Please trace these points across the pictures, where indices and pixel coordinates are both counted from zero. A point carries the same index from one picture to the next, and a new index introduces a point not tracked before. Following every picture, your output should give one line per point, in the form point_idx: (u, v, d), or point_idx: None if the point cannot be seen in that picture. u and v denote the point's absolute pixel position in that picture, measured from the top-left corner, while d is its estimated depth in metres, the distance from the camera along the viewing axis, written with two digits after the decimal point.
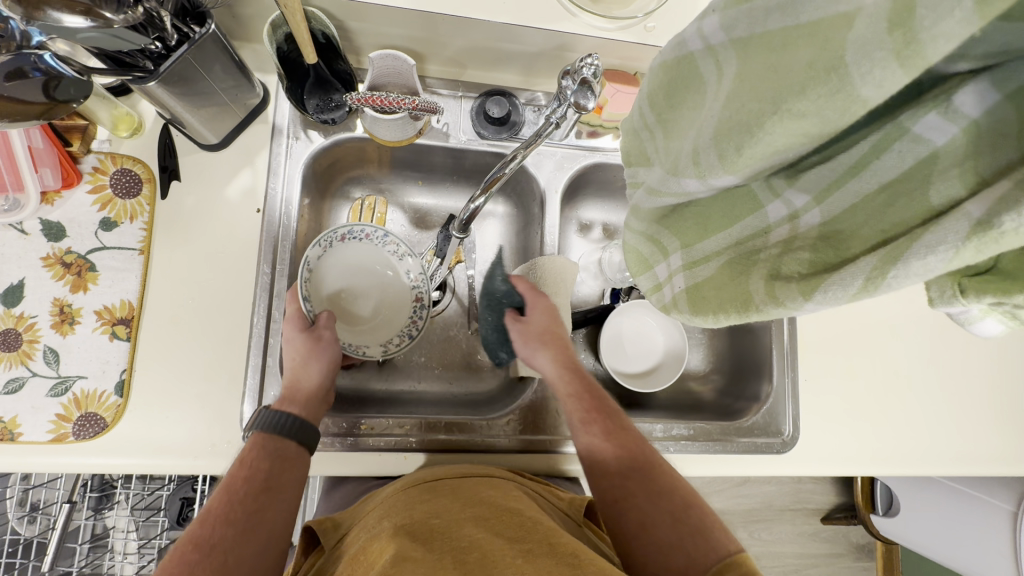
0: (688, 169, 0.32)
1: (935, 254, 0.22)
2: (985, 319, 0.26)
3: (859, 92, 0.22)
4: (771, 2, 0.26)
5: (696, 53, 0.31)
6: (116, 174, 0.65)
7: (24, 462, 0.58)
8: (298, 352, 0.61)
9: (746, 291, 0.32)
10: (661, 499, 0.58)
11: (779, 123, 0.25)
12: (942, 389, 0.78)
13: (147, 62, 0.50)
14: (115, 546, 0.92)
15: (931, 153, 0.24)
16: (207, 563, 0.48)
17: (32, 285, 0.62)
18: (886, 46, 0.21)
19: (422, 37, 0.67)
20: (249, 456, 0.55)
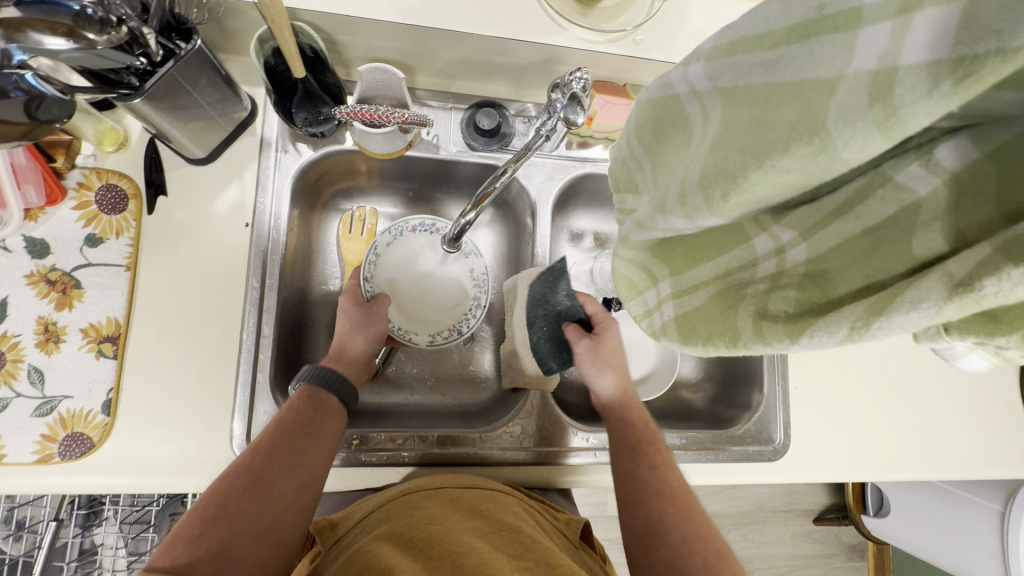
0: (676, 209, 0.32)
1: (918, 311, 0.24)
2: (969, 354, 0.27)
3: (839, 156, 0.23)
4: (754, 56, 0.26)
5: (682, 96, 0.31)
6: (102, 189, 0.64)
7: (9, 483, 0.57)
8: (347, 318, 0.68)
9: (734, 325, 0.32)
10: (700, 548, 0.56)
11: (762, 177, 0.26)
12: (929, 395, 0.79)
13: (132, 78, 0.49)
14: (104, 563, 0.90)
15: (914, 202, 0.25)
16: (250, 492, 0.52)
17: (15, 303, 0.61)
18: (866, 118, 0.22)
19: (411, 50, 0.67)
20: (296, 402, 0.60)
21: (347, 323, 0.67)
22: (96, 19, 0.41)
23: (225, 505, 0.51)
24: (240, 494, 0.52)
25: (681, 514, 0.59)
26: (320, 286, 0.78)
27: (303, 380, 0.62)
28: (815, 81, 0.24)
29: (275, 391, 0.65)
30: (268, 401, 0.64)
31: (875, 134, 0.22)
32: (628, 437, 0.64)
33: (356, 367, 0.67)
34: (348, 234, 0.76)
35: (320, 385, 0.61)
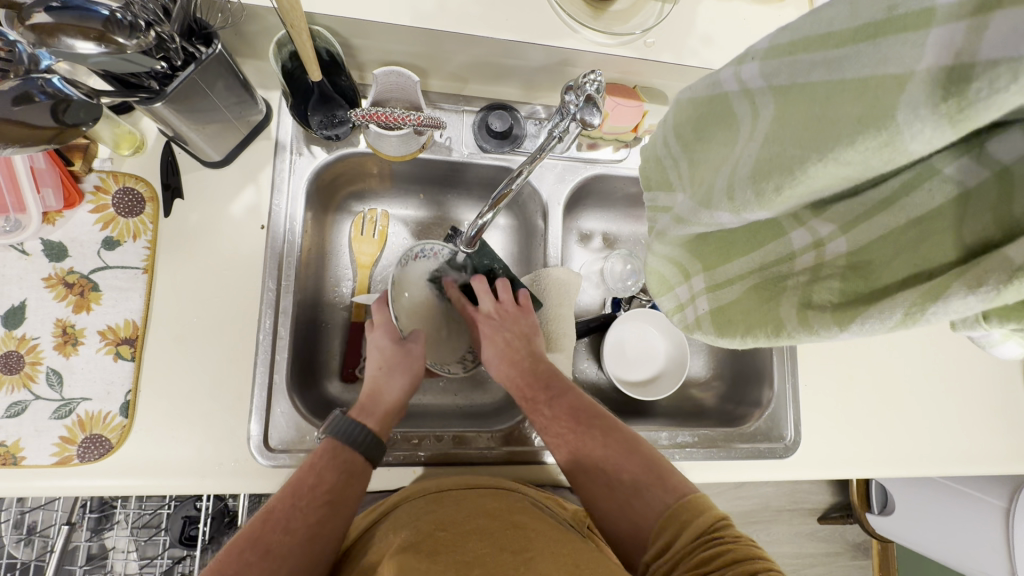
0: (722, 203, 0.33)
1: (976, 295, 0.23)
2: (1005, 342, 0.27)
3: (908, 148, 0.23)
4: (816, 56, 0.27)
5: (732, 95, 0.32)
6: (119, 193, 0.64)
7: (28, 486, 0.57)
8: (384, 361, 0.68)
9: (777, 316, 0.33)
10: (604, 473, 0.62)
11: (820, 169, 0.26)
12: (936, 392, 0.80)
13: (152, 82, 0.49)
14: (115, 567, 0.90)
15: (962, 192, 0.25)
16: (256, 565, 0.52)
17: (33, 306, 0.61)
18: (938, 112, 0.22)
19: (425, 53, 0.68)
20: (316, 462, 0.59)
21: (384, 368, 0.68)
22: (126, 24, 0.42)
23: None
24: (248, 567, 0.52)
25: (587, 454, 0.63)
26: (335, 289, 0.79)
27: (331, 433, 0.60)
28: (882, 76, 0.24)
29: (291, 391, 0.66)
30: (285, 403, 0.64)
31: (946, 127, 0.22)
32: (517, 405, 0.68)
33: (392, 414, 0.66)
34: (360, 236, 0.77)
35: (349, 441, 0.60)
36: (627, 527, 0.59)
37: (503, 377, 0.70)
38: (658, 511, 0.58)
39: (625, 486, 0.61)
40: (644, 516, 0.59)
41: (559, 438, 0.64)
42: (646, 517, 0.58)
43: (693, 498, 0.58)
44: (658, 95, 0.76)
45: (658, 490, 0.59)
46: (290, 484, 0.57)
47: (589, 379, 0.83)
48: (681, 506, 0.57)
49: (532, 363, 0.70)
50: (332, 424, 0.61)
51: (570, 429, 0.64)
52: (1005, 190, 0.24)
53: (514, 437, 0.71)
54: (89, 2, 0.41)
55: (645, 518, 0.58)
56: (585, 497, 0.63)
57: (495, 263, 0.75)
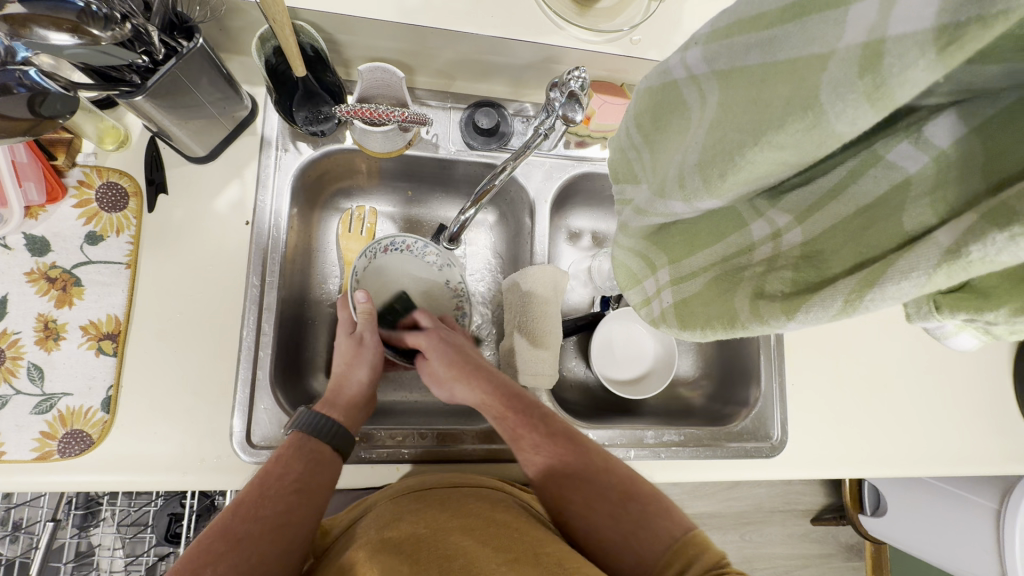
0: (675, 193, 0.32)
1: (909, 280, 0.23)
2: (960, 334, 0.27)
3: (833, 128, 0.23)
4: (751, 37, 0.27)
5: (680, 81, 0.32)
6: (103, 187, 0.64)
7: (6, 481, 0.57)
8: (345, 354, 0.69)
9: (731, 308, 0.32)
10: (604, 498, 0.60)
11: (759, 154, 0.26)
12: (923, 393, 0.79)
13: (134, 76, 0.49)
14: (100, 564, 0.90)
15: (905, 179, 0.25)
16: (227, 556, 0.51)
17: (15, 301, 0.61)
18: (856, 90, 0.22)
19: (411, 50, 0.68)
20: (284, 454, 0.59)
21: (345, 361, 0.68)
22: (101, 15, 0.41)
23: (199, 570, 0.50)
24: (218, 557, 0.51)
25: (582, 479, 0.61)
26: (320, 285, 0.78)
27: (294, 427, 0.61)
28: (807, 57, 0.24)
29: (274, 387, 0.65)
30: (268, 399, 0.64)
31: (865, 105, 0.22)
32: (504, 426, 0.64)
33: (355, 406, 0.66)
34: (348, 233, 0.77)
35: (311, 434, 0.60)
36: (630, 556, 0.57)
37: (479, 406, 0.67)
38: (664, 538, 0.57)
39: (626, 510, 0.60)
40: (650, 547, 0.57)
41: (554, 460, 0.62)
42: (651, 545, 0.57)
43: (693, 531, 0.57)
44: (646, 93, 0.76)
45: (662, 519, 0.59)
46: (258, 475, 0.57)
47: (577, 377, 0.83)
48: (688, 537, 0.57)
49: (509, 388, 0.68)
50: (299, 419, 0.61)
51: (560, 456, 0.62)
52: (945, 177, 0.24)
53: (494, 435, 0.70)
54: None
55: (648, 547, 0.57)
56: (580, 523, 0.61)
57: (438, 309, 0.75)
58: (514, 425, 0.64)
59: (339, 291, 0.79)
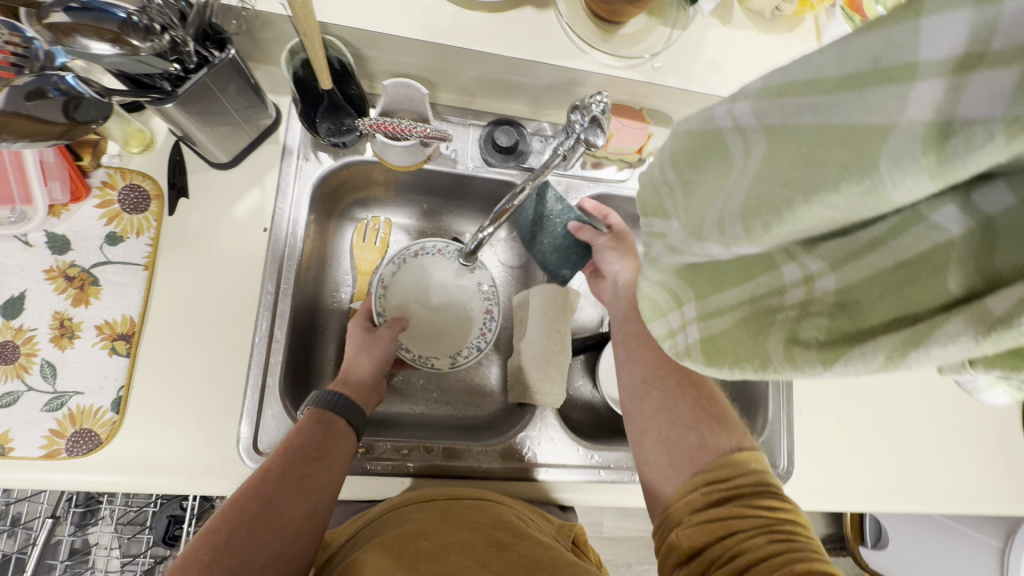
0: (713, 235, 0.29)
1: (957, 344, 0.22)
2: (992, 389, 0.27)
3: (889, 196, 0.22)
4: (804, 97, 0.24)
5: (724, 131, 0.28)
6: (125, 189, 0.65)
7: (14, 477, 0.57)
8: (353, 342, 0.69)
9: (762, 351, 0.29)
10: (687, 396, 0.58)
11: (807, 211, 0.24)
12: (931, 428, 0.79)
13: (165, 83, 0.50)
14: (96, 564, 0.89)
15: (947, 240, 0.23)
16: (258, 519, 0.51)
17: (33, 297, 0.61)
18: (920, 165, 0.20)
19: (435, 67, 0.68)
20: (304, 425, 0.59)
21: (353, 349, 0.68)
22: (141, 27, 0.43)
23: (233, 532, 0.49)
24: (250, 520, 0.51)
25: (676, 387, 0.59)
26: (333, 293, 0.79)
27: (313, 404, 0.61)
28: (865, 125, 0.22)
29: (283, 395, 0.66)
30: (277, 406, 0.64)
31: (927, 178, 0.20)
32: (620, 311, 0.68)
33: (366, 389, 0.67)
34: (362, 242, 0.78)
35: (330, 407, 0.61)
36: (681, 448, 0.56)
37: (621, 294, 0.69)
38: (723, 447, 0.55)
39: (704, 413, 0.57)
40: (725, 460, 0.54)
41: (650, 349, 0.62)
42: (710, 445, 0.55)
43: (755, 452, 0.55)
44: (662, 118, 0.77)
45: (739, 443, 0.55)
46: (281, 445, 0.57)
47: (583, 397, 0.83)
48: (750, 452, 0.55)
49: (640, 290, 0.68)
50: (314, 398, 0.62)
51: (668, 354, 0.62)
52: (985, 244, 0.22)
53: (507, 453, 0.70)
54: (106, 4, 0.42)
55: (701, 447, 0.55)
56: (640, 403, 0.60)
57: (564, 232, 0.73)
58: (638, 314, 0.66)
59: (351, 300, 0.79)
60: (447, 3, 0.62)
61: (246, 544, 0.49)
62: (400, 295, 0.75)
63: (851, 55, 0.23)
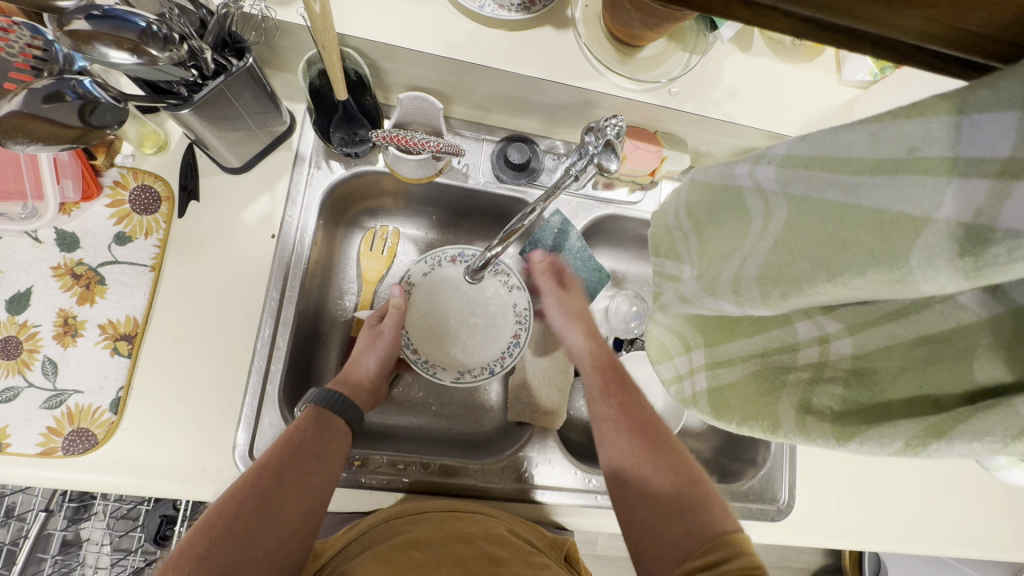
0: (726, 293, 0.27)
1: (981, 442, 0.21)
2: (1011, 470, 0.24)
3: (919, 288, 0.20)
4: (834, 170, 0.22)
5: (745, 191, 0.26)
6: (136, 190, 0.65)
7: (9, 474, 0.57)
8: (362, 341, 0.71)
9: (773, 414, 0.29)
10: (664, 477, 0.58)
11: (831, 290, 0.22)
12: (934, 468, 0.78)
13: (181, 89, 0.50)
14: (87, 559, 0.89)
15: (974, 322, 0.23)
16: (254, 514, 0.51)
17: (39, 293, 0.62)
18: (955, 265, 0.18)
19: (450, 81, 0.68)
20: (302, 421, 0.58)
21: (360, 348, 0.70)
22: (160, 36, 0.42)
23: (228, 528, 0.49)
24: (245, 514, 0.50)
25: (646, 461, 0.59)
26: (337, 301, 0.79)
27: (309, 402, 0.61)
28: (894, 215, 0.20)
29: (282, 403, 0.66)
30: (273, 414, 0.64)
31: (962, 279, 0.19)
32: (593, 384, 0.68)
33: (361, 390, 0.67)
34: (370, 250, 0.78)
35: (328, 407, 0.60)
36: (663, 538, 0.54)
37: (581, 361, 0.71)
38: (705, 529, 0.53)
39: (677, 494, 0.56)
40: (695, 531, 0.53)
41: (620, 430, 0.63)
42: (692, 530, 0.53)
43: (737, 531, 0.53)
44: (678, 142, 0.74)
45: (708, 515, 0.54)
46: (279, 439, 0.57)
47: (584, 418, 0.82)
48: (731, 532, 0.52)
49: (612, 359, 0.71)
50: (313, 395, 0.61)
51: (633, 429, 0.62)
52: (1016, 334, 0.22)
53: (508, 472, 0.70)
54: (127, 13, 0.42)
55: (685, 535, 0.53)
56: (620, 487, 0.60)
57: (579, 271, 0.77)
58: (607, 387, 0.67)
59: (354, 309, 0.79)
60: (466, 20, 0.62)
61: (242, 540, 0.49)
62: (425, 298, 0.75)
63: (885, 140, 0.21)
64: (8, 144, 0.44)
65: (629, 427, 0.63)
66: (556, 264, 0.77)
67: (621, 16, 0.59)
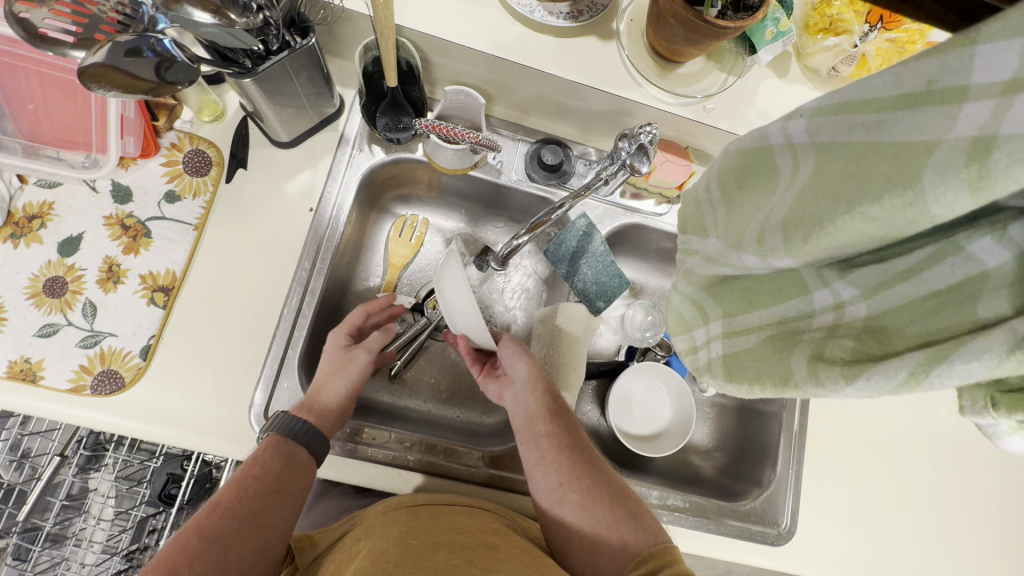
0: (751, 245, 0.33)
1: (979, 360, 0.24)
2: (1013, 436, 0.25)
3: (929, 210, 0.24)
4: (858, 116, 0.27)
5: (776, 147, 0.32)
6: (191, 153, 0.69)
7: (39, 405, 0.60)
8: (332, 361, 0.66)
9: (786, 367, 0.32)
10: (601, 497, 0.61)
11: (849, 222, 0.27)
12: (941, 512, 0.77)
13: (246, 60, 0.54)
14: (91, 510, 0.91)
15: (982, 271, 0.25)
16: (202, 555, 0.50)
17: (89, 239, 0.65)
18: (961, 173, 0.23)
19: (494, 80, 0.71)
20: (260, 456, 0.58)
21: (328, 369, 0.65)
22: (240, 3, 0.46)
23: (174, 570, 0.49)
24: (194, 556, 0.50)
25: (584, 480, 0.62)
26: (363, 282, 0.81)
27: (274, 429, 0.59)
28: (914, 143, 0.24)
29: (301, 370, 0.68)
30: (292, 379, 0.66)
31: (966, 192, 0.23)
32: (533, 404, 0.67)
33: (332, 414, 0.63)
34: (398, 237, 0.80)
35: (291, 437, 0.59)
36: (601, 555, 0.58)
37: (523, 381, 0.69)
38: (643, 543, 0.58)
39: (617, 509, 0.60)
40: (632, 543, 0.58)
41: (561, 449, 0.64)
42: (630, 548, 0.58)
43: (672, 543, 0.59)
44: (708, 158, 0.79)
45: (643, 528, 0.59)
46: (235, 477, 0.56)
47: (590, 423, 0.83)
48: (665, 544, 0.58)
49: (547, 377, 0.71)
50: (275, 420, 0.60)
51: (572, 448, 0.64)
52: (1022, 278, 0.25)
53: (500, 461, 0.71)
54: None
55: (623, 549, 0.58)
56: (557, 505, 0.61)
57: (598, 293, 0.80)
58: (548, 406, 0.67)
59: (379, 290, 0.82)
60: (517, 23, 0.66)
61: None
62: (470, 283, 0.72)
63: (910, 76, 0.25)
64: (92, 87, 0.48)
65: (570, 447, 0.64)
66: (578, 264, 0.78)
67: (664, 30, 0.61)
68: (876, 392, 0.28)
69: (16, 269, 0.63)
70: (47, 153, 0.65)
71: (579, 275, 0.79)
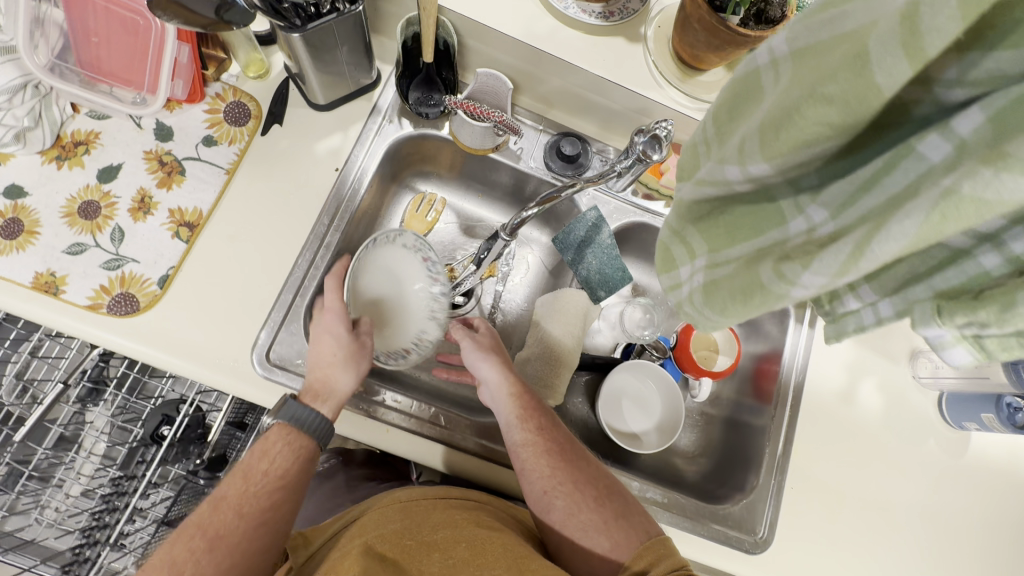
0: (733, 160, 0.34)
1: (909, 217, 0.25)
2: (956, 347, 0.27)
3: (874, 79, 0.25)
4: (826, 16, 0.30)
5: (761, 66, 0.34)
6: (232, 104, 0.73)
7: (57, 317, 0.62)
8: (343, 347, 0.64)
9: (757, 278, 0.33)
10: (587, 498, 0.62)
11: (811, 107, 0.28)
12: (926, 547, 0.76)
13: (296, 18, 0.58)
14: (84, 445, 0.93)
15: (927, 169, 0.25)
16: (210, 549, 0.55)
17: (127, 170, 0.69)
18: (896, 40, 0.24)
19: (525, 70, 0.75)
20: (269, 449, 0.60)
21: (339, 357, 0.63)
22: None
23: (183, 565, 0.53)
24: (203, 550, 0.54)
25: (571, 483, 0.63)
26: None
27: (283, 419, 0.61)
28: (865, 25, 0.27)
29: (307, 319, 0.70)
30: (297, 327, 0.69)
31: (902, 57, 0.24)
32: (511, 412, 0.67)
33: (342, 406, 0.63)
34: (415, 212, 0.84)
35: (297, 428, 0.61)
36: (594, 553, 0.60)
37: (501, 388, 0.68)
38: (635, 538, 0.60)
39: (605, 508, 0.62)
40: (624, 540, 0.60)
41: (545, 456, 0.64)
42: (622, 545, 0.60)
43: (664, 535, 0.61)
44: None
45: (633, 523, 0.61)
46: (241, 469, 0.59)
47: (578, 414, 0.84)
48: (657, 537, 0.60)
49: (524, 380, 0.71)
50: (284, 408, 0.61)
51: (556, 453, 0.64)
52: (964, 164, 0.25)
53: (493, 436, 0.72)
54: None
55: (615, 545, 0.60)
56: (548, 509, 0.63)
57: (599, 283, 0.82)
58: (526, 413, 0.66)
59: None
60: (550, 16, 0.70)
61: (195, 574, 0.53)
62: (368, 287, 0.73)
63: None
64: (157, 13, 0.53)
65: (554, 452, 0.64)
66: (584, 254, 0.81)
67: (688, 36, 0.65)
68: (829, 276, 0.29)
69: (56, 190, 0.67)
70: (102, 88, 0.69)
71: (583, 263, 0.81)
